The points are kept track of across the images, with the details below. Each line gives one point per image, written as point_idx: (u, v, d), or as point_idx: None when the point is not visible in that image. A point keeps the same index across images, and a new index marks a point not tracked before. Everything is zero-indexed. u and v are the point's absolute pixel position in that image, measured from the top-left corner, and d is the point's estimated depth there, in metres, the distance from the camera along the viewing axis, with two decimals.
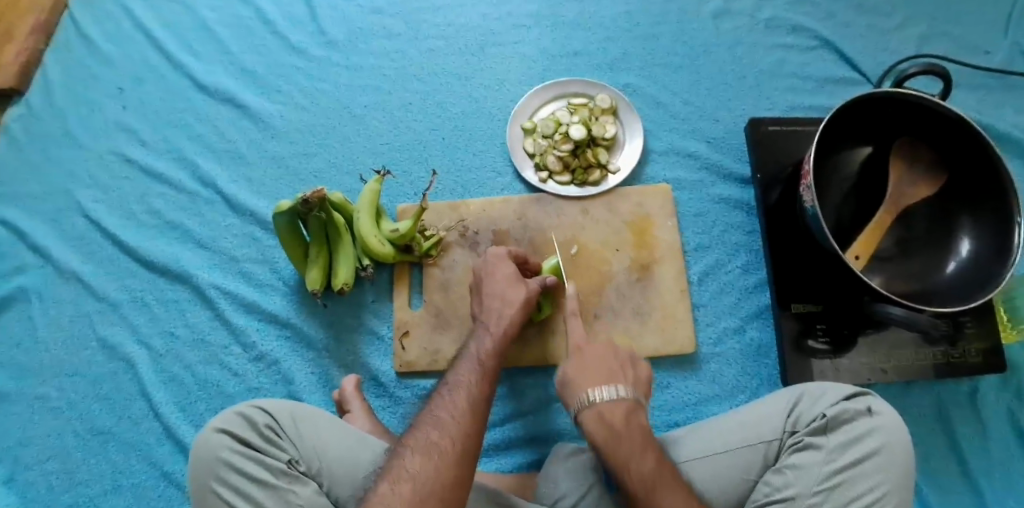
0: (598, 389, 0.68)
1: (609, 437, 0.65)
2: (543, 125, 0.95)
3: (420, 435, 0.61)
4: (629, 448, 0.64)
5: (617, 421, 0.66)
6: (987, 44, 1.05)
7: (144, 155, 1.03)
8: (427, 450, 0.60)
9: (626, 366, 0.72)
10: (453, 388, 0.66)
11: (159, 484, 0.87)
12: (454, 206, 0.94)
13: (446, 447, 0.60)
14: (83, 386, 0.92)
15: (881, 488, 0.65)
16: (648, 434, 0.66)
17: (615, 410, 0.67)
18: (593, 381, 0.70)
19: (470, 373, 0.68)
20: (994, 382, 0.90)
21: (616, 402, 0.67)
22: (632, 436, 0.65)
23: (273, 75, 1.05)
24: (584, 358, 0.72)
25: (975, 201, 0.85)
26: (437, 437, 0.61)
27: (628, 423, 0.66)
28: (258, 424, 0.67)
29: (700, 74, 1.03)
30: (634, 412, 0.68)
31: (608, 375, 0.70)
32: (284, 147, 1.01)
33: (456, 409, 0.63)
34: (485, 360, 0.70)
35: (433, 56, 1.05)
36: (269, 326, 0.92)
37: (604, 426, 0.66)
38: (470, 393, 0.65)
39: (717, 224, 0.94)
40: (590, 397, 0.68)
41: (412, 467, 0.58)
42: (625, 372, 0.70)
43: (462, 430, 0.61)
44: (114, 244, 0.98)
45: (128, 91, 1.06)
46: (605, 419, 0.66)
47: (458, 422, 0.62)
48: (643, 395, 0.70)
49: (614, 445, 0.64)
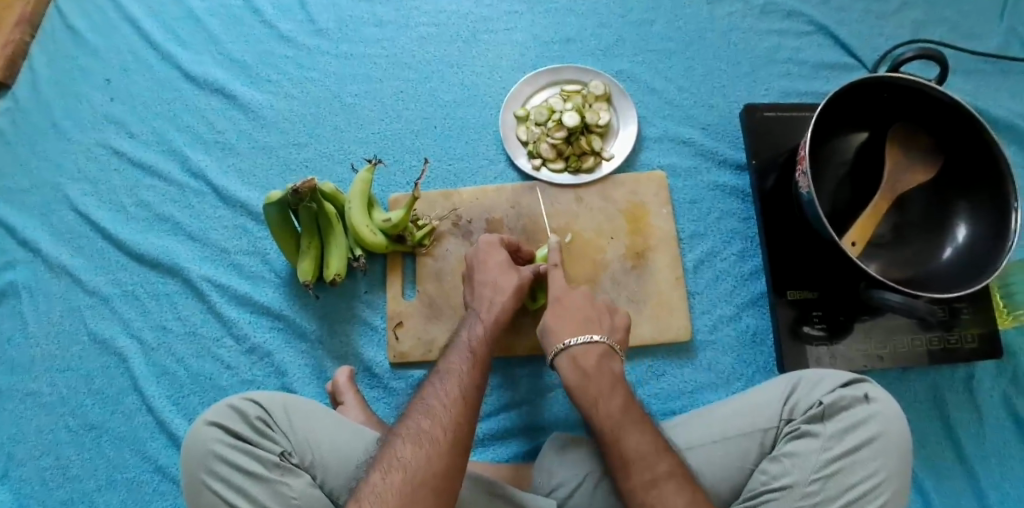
0: (574, 336, 0.71)
1: (580, 378, 0.68)
2: (536, 113, 0.94)
3: (412, 425, 0.61)
4: (598, 389, 0.67)
5: (589, 364, 0.69)
6: (983, 27, 1.04)
7: (133, 147, 1.01)
8: (419, 440, 0.59)
9: (603, 315, 0.74)
10: (445, 377, 0.65)
11: (153, 479, 0.86)
12: (447, 195, 0.93)
13: (439, 437, 0.59)
14: (74, 381, 0.91)
15: (878, 475, 0.65)
16: (621, 379, 0.69)
17: (588, 354, 0.69)
18: (569, 327, 0.72)
19: (462, 362, 0.67)
20: (991, 368, 0.90)
21: (589, 347, 0.70)
22: (602, 378, 0.68)
23: (262, 65, 1.04)
24: (563, 304, 0.74)
25: (971, 186, 0.85)
26: (429, 427, 0.60)
27: (599, 367, 0.69)
28: (249, 416, 0.67)
29: (694, 60, 1.02)
30: (606, 358, 0.70)
31: (583, 321, 0.73)
32: (274, 138, 1.00)
33: (448, 398, 0.63)
34: (477, 347, 0.69)
35: (425, 44, 1.03)
36: (261, 318, 0.91)
37: (577, 370, 0.69)
38: (463, 382, 0.64)
39: (713, 212, 0.94)
40: (565, 343, 0.71)
41: (405, 457, 0.58)
42: (601, 319, 0.73)
43: (455, 419, 0.61)
44: (103, 237, 0.97)
45: (115, 82, 1.05)
46: (579, 364, 0.69)
47: (450, 412, 0.61)
48: (618, 343, 0.73)
49: (583, 385, 0.67)
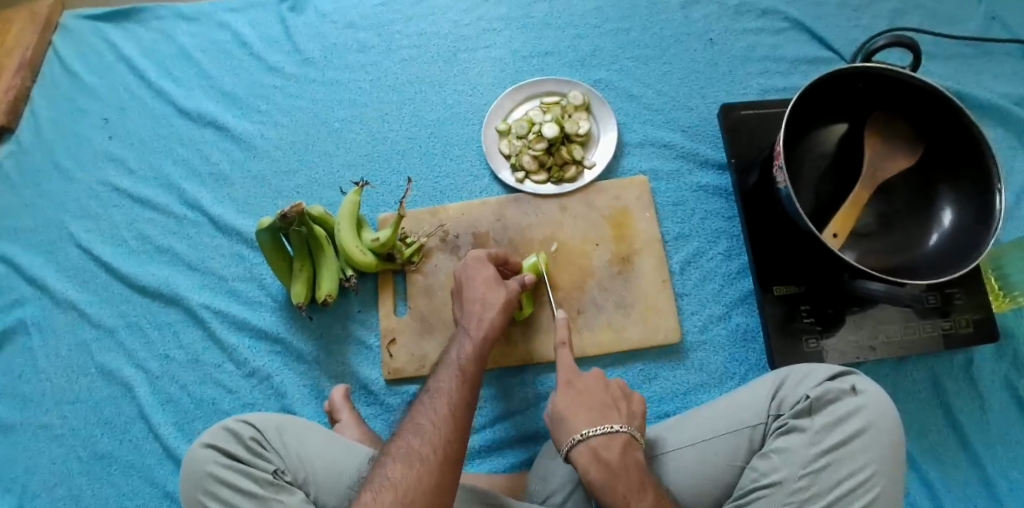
0: (592, 426, 0.66)
1: (606, 475, 0.63)
2: (517, 126, 0.96)
3: (401, 443, 0.62)
4: (626, 487, 0.63)
5: (613, 458, 0.64)
6: (960, 13, 1.04)
7: (133, 183, 1.05)
8: (408, 458, 0.60)
9: (621, 402, 0.69)
10: (434, 396, 0.66)
11: (162, 504, 0.89)
12: (434, 212, 0.95)
13: (427, 454, 0.60)
14: (84, 412, 0.94)
15: (867, 468, 0.64)
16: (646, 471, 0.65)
17: (610, 445, 0.65)
18: (586, 418, 0.67)
19: (450, 379, 0.68)
20: (990, 354, 0.89)
21: (610, 438, 0.65)
22: (628, 474, 0.64)
23: (251, 95, 1.07)
24: (577, 393, 0.70)
25: (955, 170, 0.85)
26: (417, 445, 0.61)
27: (624, 461, 0.64)
28: (244, 438, 0.69)
29: (672, 64, 1.03)
30: (629, 448, 0.66)
31: (601, 411, 0.68)
32: (266, 166, 1.03)
33: (436, 416, 0.64)
34: (465, 364, 0.70)
35: (407, 66, 1.06)
36: (260, 342, 0.94)
37: (600, 463, 0.64)
38: (450, 401, 0.65)
39: (697, 212, 0.94)
40: (584, 435, 0.65)
41: (394, 476, 0.59)
42: (620, 407, 0.68)
43: (444, 436, 0.62)
44: (107, 271, 1.00)
45: (113, 121, 1.08)
46: (601, 457, 0.64)
47: (439, 429, 0.62)
48: (638, 429, 0.68)
49: (610, 483, 0.63)
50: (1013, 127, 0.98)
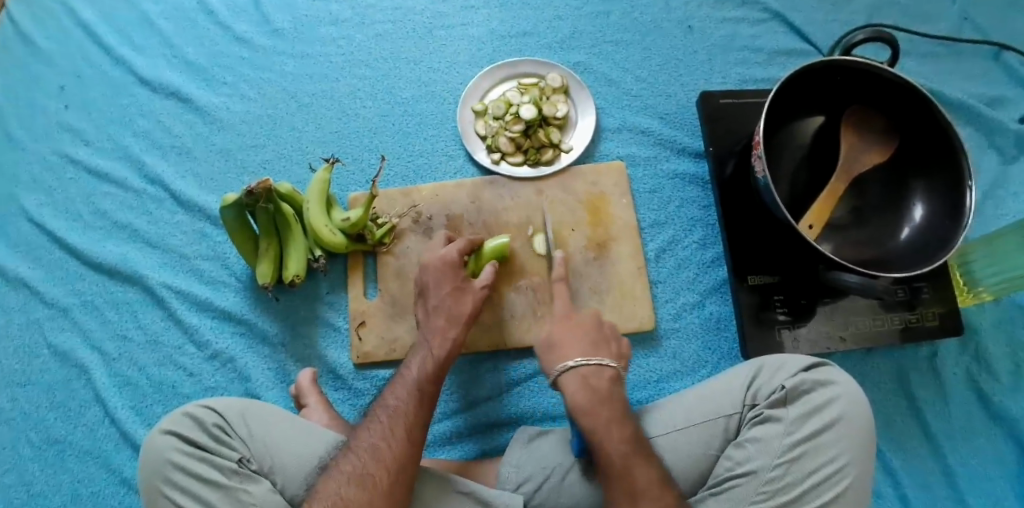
0: (583, 357, 0.70)
1: (592, 400, 0.66)
2: (494, 107, 0.93)
3: (355, 463, 0.63)
4: (610, 415, 0.66)
5: (600, 388, 0.68)
6: (935, 11, 1.05)
7: (90, 155, 1.00)
8: (361, 480, 0.61)
9: (612, 340, 0.73)
10: (391, 415, 0.67)
11: (119, 491, 0.85)
12: (406, 192, 0.92)
13: (380, 478, 0.62)
14: (36, 395, 0.89)
15: (840, 459, 0.65)
16: (628, 406, 0.68)
17: (599, 376, 0.69)
18: (575, 350, 0.71)
19: (407, 399, 0.69)
20: (953, 346, 0.91)
21: (600, 369, 0.69)
22: (614, 404, 0.67)
23: (217, 67, 1.03)
24: (571, 324, 0.73)
25: (927, 166, 0.86)
26: (371, 468, 0.62)
27: (610, 393, 0.68)
28: (207, 423, 0.66)
29: (651, 50, 1.02)
30: (615, 383, 0.69)
31: (590, 347, 0.71)
32: (231, 140, 0.99)
33: (393, 438, 0.65)
34: (421, 381, 0.71)
35: (381, 41, 1.03)
36: (223, 323, 0.90)
37: (588, 390, 0.67)
38: (407, 421, 0.66)
39: (673, 200, 0.94)
40: (575, 363, 0.69)
41: (346, 497, 0.60)
42: (611, 344, 0.72)
43: (398, 460, 0.63)
44: (61, 247, 0.95)
45: (69, 90, 1.03)
46: (589, 384, 0.68)
47: (394, 450, 0.64)
48: (625, 366, 0.72)
49: (595, 408, 0.66)
50: (981, 125, 1.00)
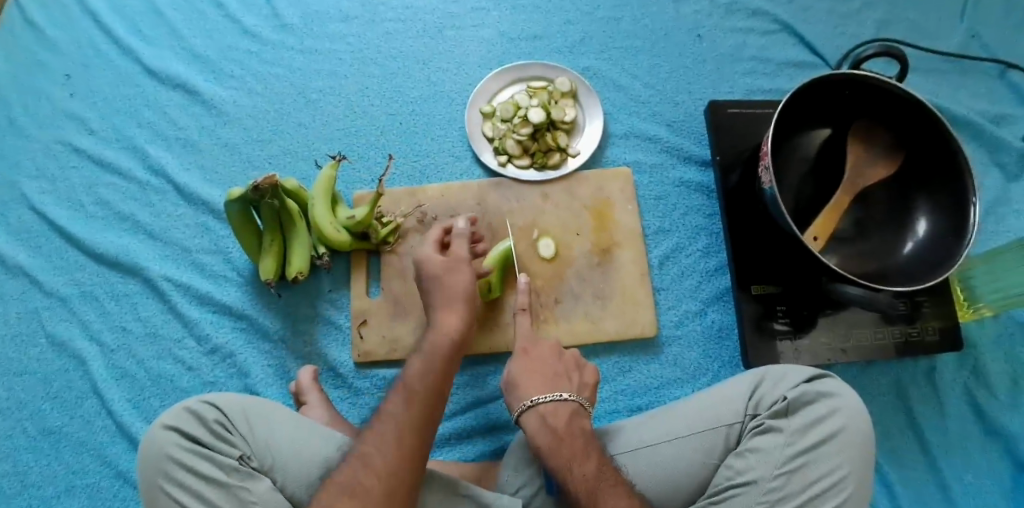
0: (541, 393, 0.71)
1: (552, 440, 0.67)
2: (502, 109, 0.93)
3: (346, 473, 0.61)
4: (571, 452, 0.65)
5: (559, 425, 0.68)
6: (942, 28, 1.06)
7: (94, 144, 0.99)
8: (353, 491, 0.60)
9: (572, 373, 0.74)
10: (385, 422, 0.66)
11: (113, 484, 0.84)
12: (412, 192, 0.92)
13: (371, 487, 0.60)
14: (32, 384, 0.88)
15: (840, 471, 0.65)
16: (591, 438, 0.68)
17: (557, 413, 0.69)
18: (536, 385, 0.72)
19: (401, 403, 0.67)
20: (953, 362, 0.92)
21: (558, 405, 0.70)
22: (573, 439, 0.67)
23: (225, 60, 1.02)
24: (531, 356, 0.75)
25: (931, 182, 0.86)
26: (361, 477, 0.61)
27: (569, 429, 0.68)
28: (208, 420, 0.65)
29: (660, 57, 1.02)
30: (576, 416, 0.70)
31: (550, 378, 0.73)
32: (237, 134, 0.99)
33: (385, 445, 0.63)
34: (414, 382, 0.69)
35: (391, 40, 1.03)
36: (224, 318, 0.90)
37: (547, 429, 0.68)
38: (402, 426, 0.65)
39: (678, 207, 0.94)
40: (532, 400, 0.70)
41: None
42: (569, 377, 0.73)
43: (390, 470, 0.62)
44: (61, 236, 0.94)
45: (75, 78, 1.02)
46: (547, 421, 0.69)
47: (387, 460, 0.62)
48: (587, 399, 0.73)
49: (555, 448, 0.66)
50: (985, 143, 1.00)
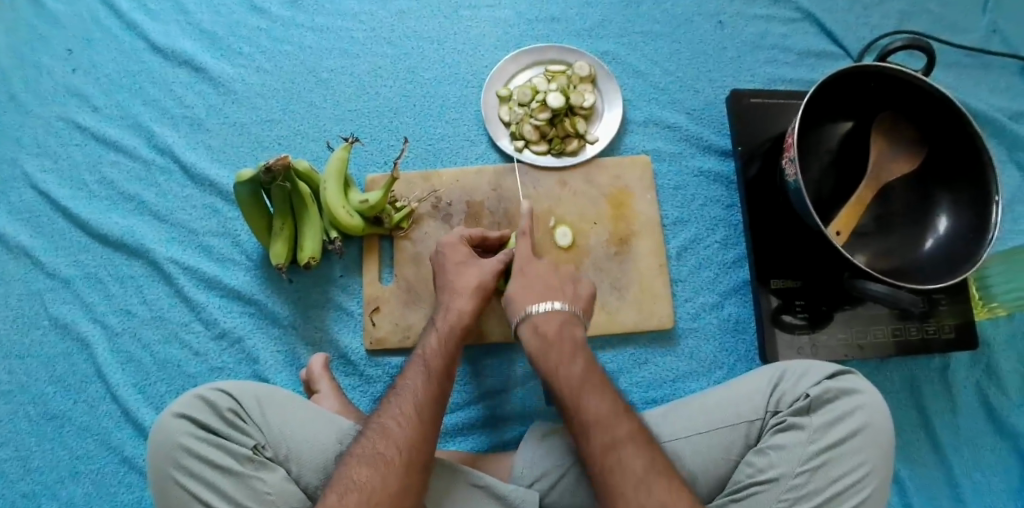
0: (538, 304, 0.71)
1: (541, 344, 0.69)
2: (519, 93, 0.91)
3: (366, 445, 0.61)
4: (558, 356, 0.67)
5: (550, 332, 0.69)
6: (966, 20, 1.04)
7: (97, 122, 0.96)
8: (373, 461, 0.60)
9: (566, 285, 0.74)
10: (400, 395, 0.65)
11: (119, 470, 0.83)
12: (426, 177, 0.90)
13: (391, 457, 0.60)
14: (35, 368, 0.86)
15: (862, 468, 0.65)
16: (581, 346, 0.69)
17: (548, 322, 0.70)
18: (531, 297, 0.72)
19: (416, 377, 0.67)
20: (965, 359, 0.91)
21: (551, 314, 0.71)
22: (562, 344, 0.68)
23: (233, 36, 0.99)
24: (526, 276, 0.74)
25: (953, 179, 0.85)
26: (383, 448, 0.61)
27: (561, 334, 0.69)
28: (221, 409, 0.64)
29: (681, 43, 1.00)
30: (569, 324, 0.70)
31: (545, 291, 0.72)
32: (246, 113, 0.96)
33: (402, 415, 0.63)
34: (429, 357, 0.69)
35: (404, 19, 1.00)
36: (232, 302, 0.88)
37: (538, 336, 0.69)
38: (416, 399, 0.65)
39: (697, 198, 0.93)
40: (528, 312, 0.71)
41: (359, 480, 0.58)
42: (563, 288, 0.73)
43: (410, 439, 0.62)
44: (64, 216, 0.92)
45: (77, 53, 0.99)
46: (539, 330, 0.70)
47: (405, 432, 0.62)
48: (581, 312, 0.73)
49: (544, 353, 0.68)
50: (1004, 139, 0.99)
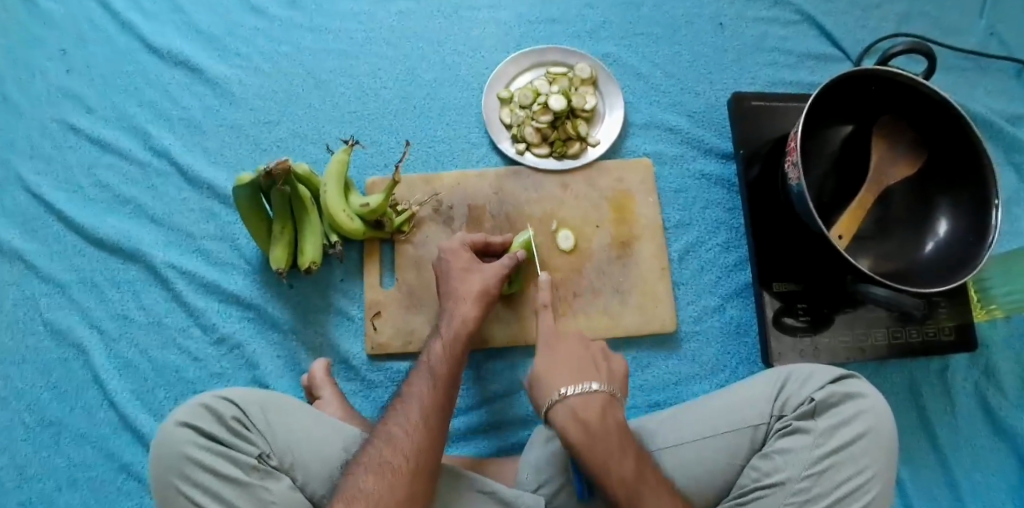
0: (567, 386, 0.64)
1: (586, 437, 0.62)
2: (520, 95, 0.91)
3: (372, 453, 0.61)
4: (605, 452, 0.61)
5: (591, 420, 0.62)
6: (963, 23, 1.04)
7: (92, 124, 0.94)
8: (380, 469, 0.59)
9: (600, 363, 0.68)
10: (405, 403, 0.65)
11: (117, 477, 0.82)
12: (427, 180, 0.90)
13: (398, 466, 0.60)
14: (30, 374, 0.85)
15: (868, 471, 0.65)
16: (624, 430, 0.64)
17: (589, 407, 0.63)
18: (564, 378, 0.65)
19: (421, 384, 0.67)
20: (965, 361, 0.92)
21: (585, 399, 0.64)
22: (607, 438, 0.62)
23: (230, 37, 0.98)
24: (556, 354, 0.69)
25: (953, 182, 0.85)
26: (390, 456, 0.60)
27: (603, 427, 0.62)
28: (226, 417, 0.63)
29: (681, 45, 1.00)
30: (608, 408, 0.64)
31: (578, 373, 0.66)
32: (244, 115, 0.95)
33: (408, 423, 0.63)
34: (435, 365, 0.68)
35: (404, 20, 0.99)
36: (231, 307, 0.87)
37: (581, 427, 0.62)
38: (422, 405, 0.64)
39: (698, 201, 0.93)
40: (561, 394, 0.64)
41: (366, 488, 0.58)
42: (600, 368, 0.67)
43: (416, 446, 0.61)
44: (59, 220, 0.90)
45: (72, 54, 0.97)
46: (581, 420, 0.63)
47: (411, 439, 0.61)
48: (619, 391, 0.67)
49: (590, 448, 0.61)
50: (1002, 142, 1.00)
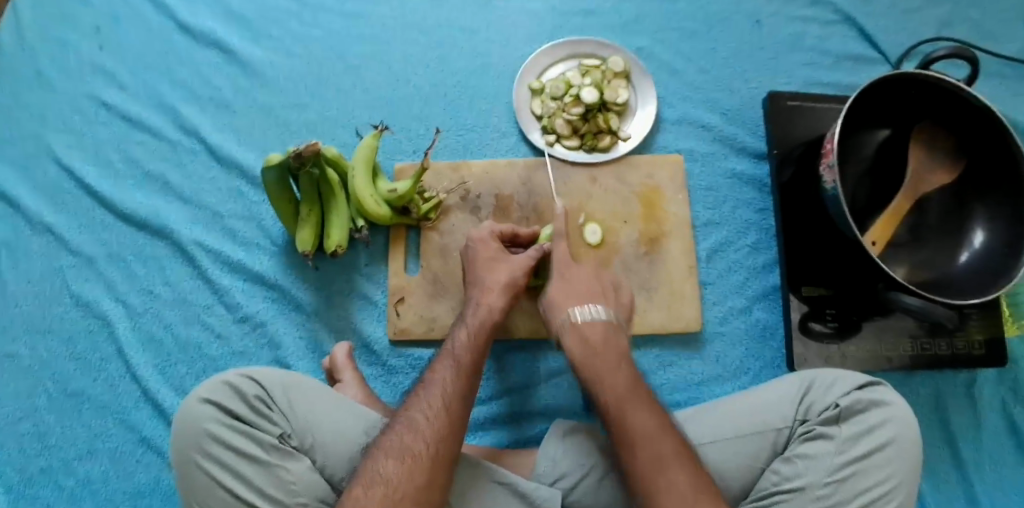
0: (580, 308, 0.71)
1: (584, 349, 0.68)
2: (552, 87, 0.90)
3: (393, 438, 0.61)
4: (603, 365, 0.66)
5: (596, 338, 0.69)
6: (1009, 29, 1.01)
7: (123, 100, 0.95)
8: (401, 454, 0.59)
9: (608, 292, 0.74)
10: (428, 389, 0.65)
11: (136, 450, 0.82)
12: (456, 168, 0.89)
13: (420, 452, 0.59)
14: (55, 346, 0.86)
15: (891, 481, 0.63)
16: (626, 356, 0.68)
17: (593, 328, 0.70)
18: (571, 301, 0.72)
19: (444, 371, 0.66)
20: (993, 376, 0.90)
21: (593, 320, 0.70)
22: (607, 351, 0.68)
23: (264, 18, 0.98)
24: (568, 278, 0.74)
25: (992, 192, 0.83)
26: (411, 442, 0.60)
27: (606, 344, 0.69)
28: (248, 396, 0.63)
29: (717, 42, 0.98)
30: (612, 333, 0.70)
31: (586, 295, 0.72)
32: (275, 97, 0.95)
33: (431, 410, 0.63)
34: (460, 352, 0.68)
35: (437, 7, 0.98)
36: (255, 287, 0.87)
37: (580, 340, 0.69)
38: (445, 392, 0.64)
39: (728, 200, 0.91)
40: (571, 316, 0.71)
41: (387, 472, 0.58)
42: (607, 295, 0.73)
43: (437, 433, 0.61)
44: (89, 194, 0.91)
45: (106, 31, 0.98)
46: (582, 333, 0.69)
47: (433, 425, 0.61)
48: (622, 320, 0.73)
49: (588, 360, 0.67)
50: None
